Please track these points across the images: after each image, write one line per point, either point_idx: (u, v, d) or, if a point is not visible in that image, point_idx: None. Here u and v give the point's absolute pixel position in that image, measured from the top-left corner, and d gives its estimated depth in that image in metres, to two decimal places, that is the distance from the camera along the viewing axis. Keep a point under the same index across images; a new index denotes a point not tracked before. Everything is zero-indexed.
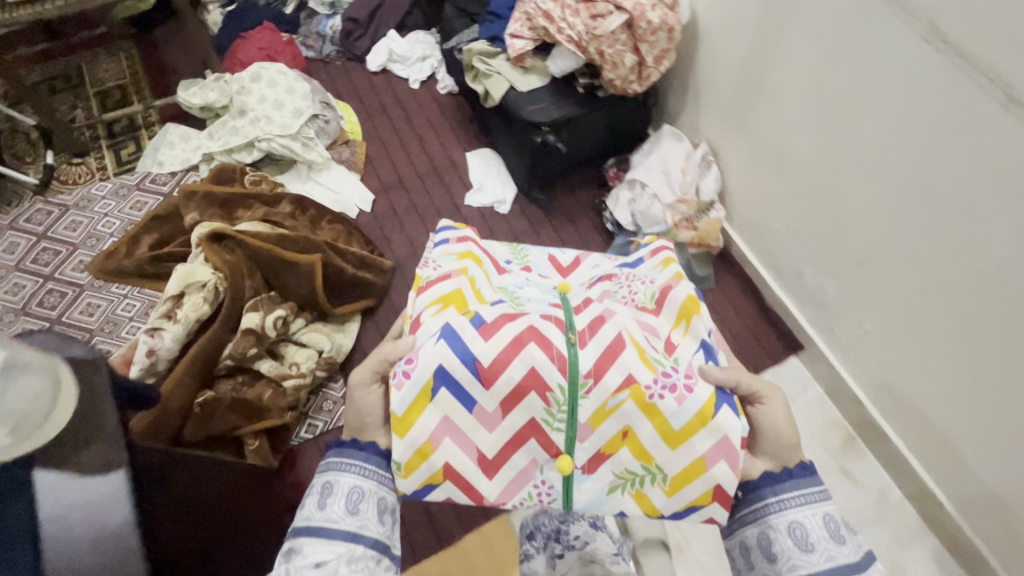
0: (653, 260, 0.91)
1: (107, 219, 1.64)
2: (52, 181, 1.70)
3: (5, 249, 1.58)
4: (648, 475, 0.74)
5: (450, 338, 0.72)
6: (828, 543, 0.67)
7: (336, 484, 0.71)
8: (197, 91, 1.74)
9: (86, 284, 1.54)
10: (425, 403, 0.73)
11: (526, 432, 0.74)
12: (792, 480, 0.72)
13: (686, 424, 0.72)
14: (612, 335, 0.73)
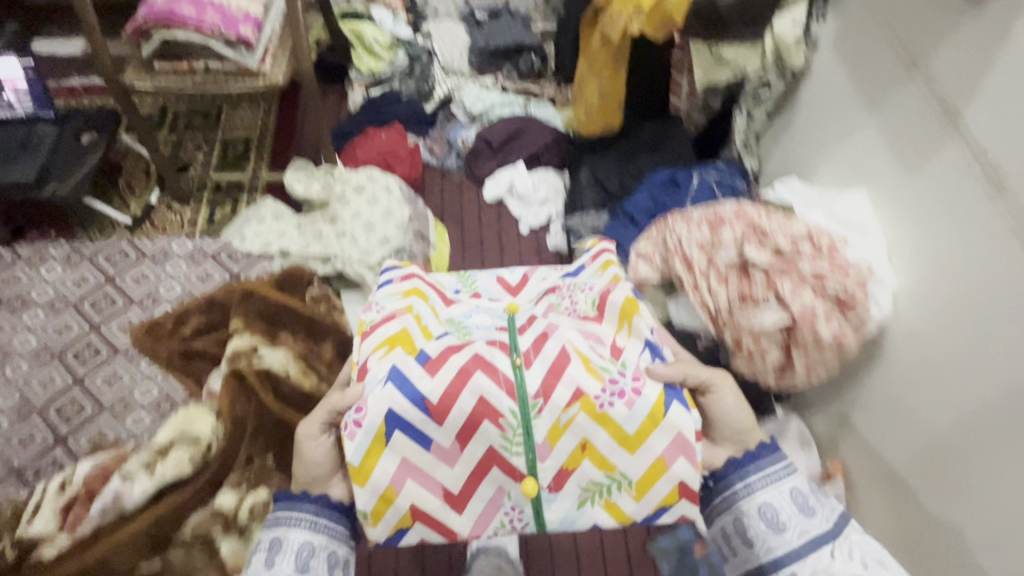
0: (592, 267, 1.11)
1: (171, 282, 1.59)
2: (145, 221, 1.69)
3: (74, 282, 1.57)
4: (613, 484, 0.92)
5: (398, 381, 0.90)
6: (798, 519, 0.89)
7: (286, 542, 0.93)
8: (302, 179, 1.65)
9: (120, 350, 1.48)
10: (382, 448, 0.90)
11: (488, 459, 0.91)
12: (760, 466, 0.94)
13: (640, 430, 0.90)
14: (557, 353, 0.91)
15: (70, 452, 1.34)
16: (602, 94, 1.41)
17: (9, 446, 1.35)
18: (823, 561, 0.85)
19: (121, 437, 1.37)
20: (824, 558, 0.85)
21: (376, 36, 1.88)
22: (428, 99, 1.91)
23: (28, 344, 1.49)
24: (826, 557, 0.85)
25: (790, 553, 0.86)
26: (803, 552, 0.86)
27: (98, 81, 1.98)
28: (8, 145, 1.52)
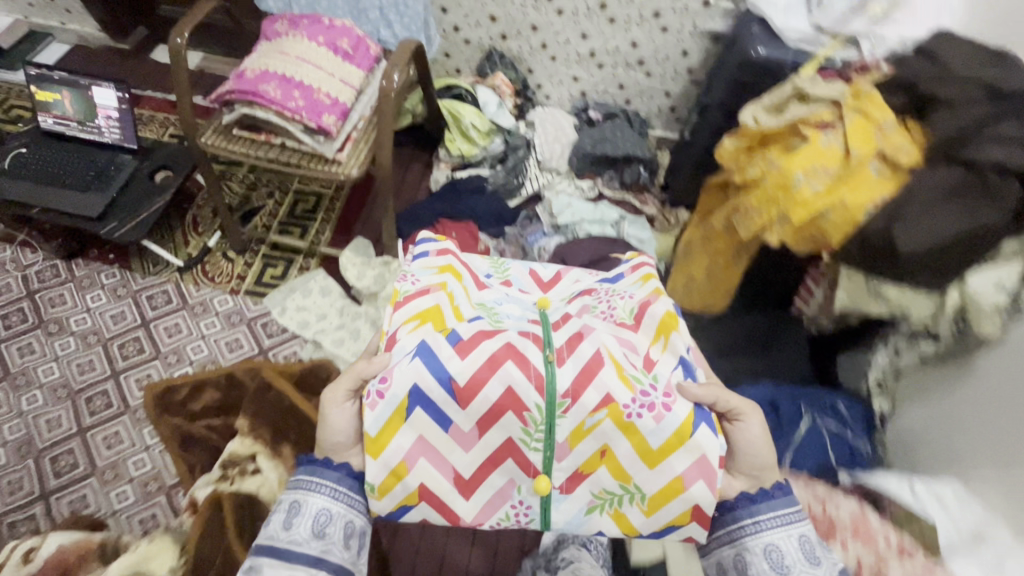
0: (634, 275, 0.98)
1: (200, 342, 1.51)
2: (196, 265, 1.63)
3: (112, 316, 1.53)
4: (627, 498, 0.80)
5: (427, 358, 0.78)
6: (803, 565, 0.77)
7: (303, 507, 0.81)
8: (357, 263, 1.54)
9: (129, 409, 1.41)
10: (399, 422, 0.79)
11: (503, 452, 0.80)
12: (772, 505, 0.81)
13: (665, 445, 0.78)
14: (592, 352, 0.78)
15: (47, 514, 1.28)
16: (710, 277, 1.17)
17: None
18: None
19: (99, 511, 1.29)
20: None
21: (472, 121, 1.67)
22: (514, 193, 1.72)
23: (49, 376, 1.44)
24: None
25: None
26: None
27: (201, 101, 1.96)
28: (85, 170, 1.49)
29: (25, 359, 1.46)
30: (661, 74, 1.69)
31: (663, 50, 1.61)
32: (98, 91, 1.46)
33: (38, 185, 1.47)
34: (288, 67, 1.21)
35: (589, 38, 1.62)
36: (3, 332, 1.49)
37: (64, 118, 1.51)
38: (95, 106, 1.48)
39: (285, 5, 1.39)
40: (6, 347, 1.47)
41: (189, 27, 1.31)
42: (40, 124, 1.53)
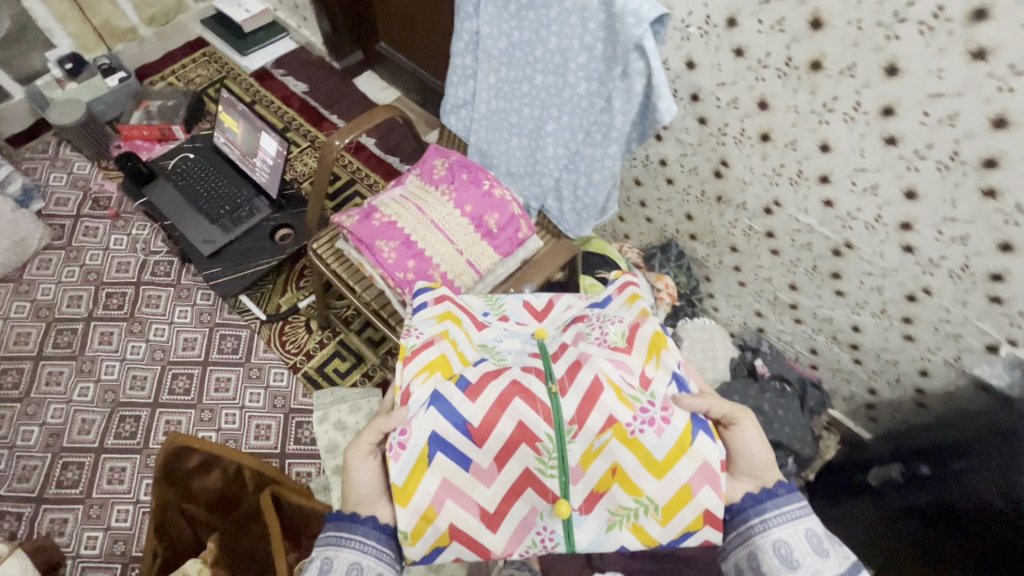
0: (620, 297, 0.87)
1: (236, 414, 1.43)
2: (278, 322, 1.55)
3: (185, 341, 1.52)
4: (644, 511, 0.70)
5: (440, 405, 0.71)
6: (814, 560, 0.68)
7: (334, 560, 0.71)
8: None
9: (145, 451, 1.37)
10: (421, 467, 0.70)
11: (521, 481, 0.71)
12: (778, 503, 0.72)
13: (669, 454, 0.69)
14: (591, 381, 0.71)
15: (31, 521, 1.29)
16: None
17: (11, 468, 1.34)
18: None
19: (68, 545, 1.27)
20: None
21: None
22: None
23: (107, 375, 1.46)
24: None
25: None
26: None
27: (371, 144, 1.86)
28: (222, 201, 1.47)
29: (99, 346, 1.50)
30: (876, 370, 1.23)
31: (893, 353, 1.16)
32: (265, 137, 1.40)
33: (183, 200, 1.49)
34: (416, 228, 1.04)
35: (797, 290, 1.23)
36: (99, 310, 1.55)
37: (232, 143, 1.50)
38: (257, 146, 1.44)
39: (465, 128, 1.24)
40: (94, 327, 1.52)
41: (354, 135, 1.21)
42: (214, 138, 1.55)
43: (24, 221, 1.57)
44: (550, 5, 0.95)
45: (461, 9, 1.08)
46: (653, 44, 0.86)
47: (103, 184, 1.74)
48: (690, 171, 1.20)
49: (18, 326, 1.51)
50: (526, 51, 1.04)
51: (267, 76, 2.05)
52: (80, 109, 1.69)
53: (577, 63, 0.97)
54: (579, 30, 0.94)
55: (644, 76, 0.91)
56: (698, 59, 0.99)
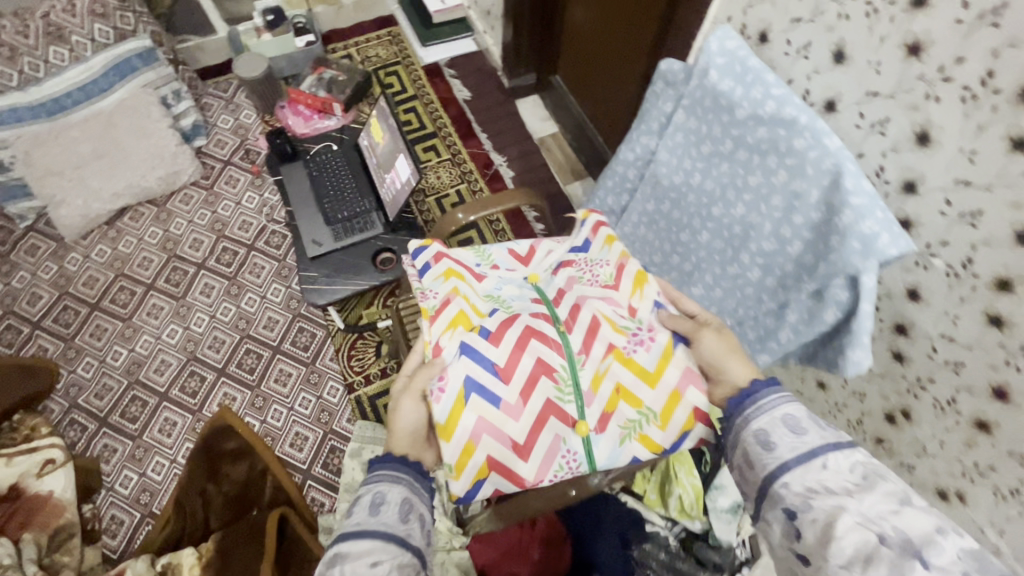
0: (599, 240, 0.91)
1: (282, 412, 1.44)
2: (353, 334, 1.52)
3: (268, 320, 1.55)
4: (647, 422, 0.76)
5: (471, 354, 0.76)
6: (790, 439, 0.60)
7: (388, 493, 0.66)
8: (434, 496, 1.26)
9: (196, 415, 1.43)
10: (458, 408, 0.74)
11: (541, 406, 0.76)
12: (756, 397, 0.65)
13: (658, 366, 0.77)
14: (591, 318, 0.80)
15: (90, 438, 1.40)
16: None
17: (93, 381, 1.46)
18: (815, 473, 0.56)
19: (108, 475, 1.37)
20: (813, 471, 0.56)
21: (680, 490, 1.15)
22: None
23: (195, 326, 1.54)
24: (816, 471, 0.56)
25: (779, 468, 0.58)
26: (792, 468, 0.57)
27: (507, 176, 1.81)
28: (342, 206, 1.44)
29: (198, 296, 1.58)
30: None
31: None
32: (401, 159, 1.32)
33: (311, 192, 1.49)
34: None
35: None
36: (211, 261, 1.63)
37: (372, 150, 1.45)
38: (392, 165, 1.37)
39: None
40: (201, 275, 1.61)
41: (495, 210, 1.10)
42: (359, 139, 1.52)
43: (183, 156, 1.68)
44: (753, 169, 0.75)
45: (644, 121, 0.91)
46: (873, 284, 0.63)
47: (258, 139, 1.82)
48: (852, 392, 0.93)
49: (146, 250, 1.64)
50: (701, 200, 0.84)
51: (436, 73, 2.00)
52: (263, 64, 1.76)
53: (759, 247, 0.76)
54: (778, 215, 0.73)
55: (842, 309, 0.67)
56: (927, 295, 0.73)
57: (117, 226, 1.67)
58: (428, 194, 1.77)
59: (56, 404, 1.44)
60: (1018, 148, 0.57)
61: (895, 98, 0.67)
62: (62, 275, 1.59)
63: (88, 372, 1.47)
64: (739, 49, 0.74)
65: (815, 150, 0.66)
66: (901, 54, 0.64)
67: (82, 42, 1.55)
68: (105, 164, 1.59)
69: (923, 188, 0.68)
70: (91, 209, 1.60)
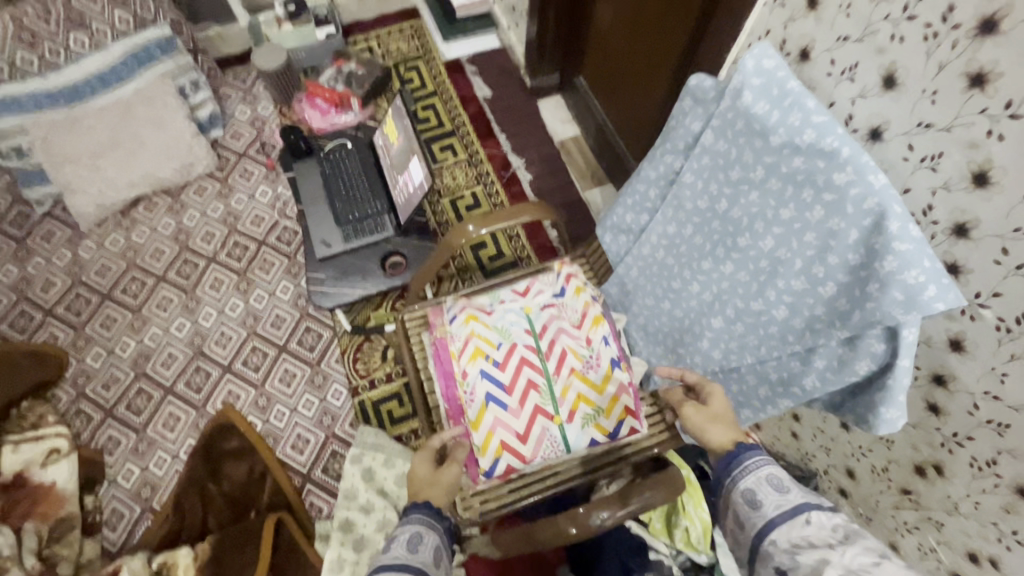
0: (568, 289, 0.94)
1: (285, 413, 1.42)
2: (359, 336, 1.50)
3: (276, 317, 1.53)
4: (600, 415, 0.86)
5: (489, 381, 0.86)
6: (775, 497, 0.64)
7: (426, 536, 0.72)
8: None
9: (200, 411, 1.42)
10: (479, 421, 0.84)
11: (531, 410, 0.85)
12: (738, 459, 0.70)
13: (604, 377, 0.87)
14: (558, 350, 0.88)
15: (95, 429, 1.40)
16: None
17: (101, 372, 1.46)
18: (801, 530, 0.59)
19: (111, 467, 1.36)
20: (797, 526, 0.59)
21: (687, 523, 1.10)
22: None
23: (203, 321, 1.53)
24: (800, 527, 0.59)
25: (765, 526, 0.62)
26: (778, 526, 0.61)
27: (525, 180, 1.76)
28: (354, 206, 1.41)
29: (208, 290, 1.57)
30: None
31: None
32: (416, 162, 1.28)
33: (324, 190, 1.46)
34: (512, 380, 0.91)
35: None
36: (222, 255, 1.61)
37: (386, 150, 1.42)
38: (405, 167, 1.33)
39: (617, 254, 1.00)
40: (212, 269, 1.59)
41: (512, 224, 1.04)
42: (374, 138, 1.48)
43: (198, 147, 1.67)
44: (785, 202, 0.69)
45: (669, 139, 0.85)
46: (915, 337, 0.58)
47: (274, 132, 1.79)
48: (879, 438, 0.87)
49: (158, 241, 1.63)
50: (726, 228, 0.79)
51: (457, 70, 1.95)
52: (281, 56, 1.72)
53: (787, 284, 0.70)
54: (810, 253, 0.67)
55: (877, 362, 0.62)
56: (971, 347, 0.67)
57: (132, 216, 1.67)
58: (443, 195, 1.73)
59: (63, 393, 1.44)
60: None
61: (950, 132, 0.60)
62: (76, 263, 1.59)
63: (96, 362, 1.47)
64: (777, 69, 0.67)
65: (857, 188, 0.60)
66: (962, 84, 0.58)
67: (102, 29, 1.53)
68: (121, 154, 1.58)
69: (977, 233, 0.61)
70: (106, 198, 1.59)
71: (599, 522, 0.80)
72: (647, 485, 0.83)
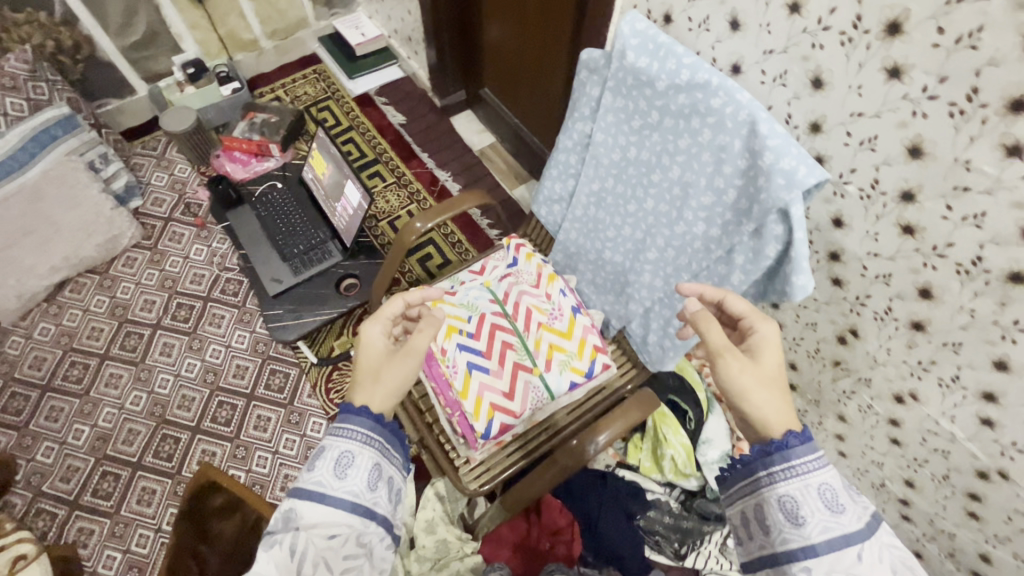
0: (519, 256, 1.03)
1: (266, 458, 1.40)
2: (327, 367, 1.50)
3: (237, 368, 1.51)
4: (573, 356, 0.94)
5: (465, 350, 0.93)
6: (823, 516, 0.62)
7: (357, 457, 0.70)
8: (437, 513, 1.20)
9: (176, 478, 1.37)
10: (464, 387, 0.91)
11: (511, 368, 0.93)
12: (789, 456, 0.66)
13: (569, 324, 0.96)
14: (522, 308, 0.97)
15: (62, 525, 1.32)
16: None
17: (57, 465, 1.38)
18: (845, 562, 0.60)
19: (88, 559, 1.28)
20: (845, 561, 0.60)
21: (672, 451, 1.21)
22: (660, 551, 1.22)
23: (160, 388, 1.48)
24: (851, 561, 0.60)
25: (805, 550, 0.62)
26: (820, 553, 0.61)
27: (455, 190, 1.86)
28: (296, 240, 1.44)
29: (159, 357, 1.52)
30: None
31: None
32: (350, 184, 1.34)
33: (263, 232, 1.49)
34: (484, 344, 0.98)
35: (914, 489, 1.02)
36: (166, 319, 1.58)
37: (318, 182, 1.47)
38: (341, 193, 1.38)
39: (555, 223, 1.11)
40: (159, 335, 1.55)
41: (452, 214, 1.15)
42: (303, 174, 1.53)
43: (119, 219, 1.63)
44: (681, 134, 0.82)
45: (576, 109, 0.97)
46: (802, 212, 0.71)
47: (196, 191, 1.79)
48: (805, 324, 1.02)
49: (94, 320, 1.57)
50: (640, 170, 0.92)
51: (368, 103, 2.04)
52: (191, 116, 1.73)
53: (699, 202, 0.84)
54: (711, 169, 0.80)
55: (781, 242, 0.75)
56: (849, 220, 0.82)
57: (58, 301, 1.60)
58: (379, 218, 1.79)
59: (18, 497, 1.34)
60: (894, 76, 0.66)
61: (788, 53, 0.76)
62: (4, 361, 1.50)
63: (48, 457, 1.39)
64: (649, 29, 0.81)
65: (731, 106, 0.74)
66: (785, 13, 0.73)
67: None
68: (35, 240, 1.51)
69: (827, 126, 0.77)
70: (26, 287, 1.52)
71: (595, 448, 0.89)
72: (626, 406, 0.93)
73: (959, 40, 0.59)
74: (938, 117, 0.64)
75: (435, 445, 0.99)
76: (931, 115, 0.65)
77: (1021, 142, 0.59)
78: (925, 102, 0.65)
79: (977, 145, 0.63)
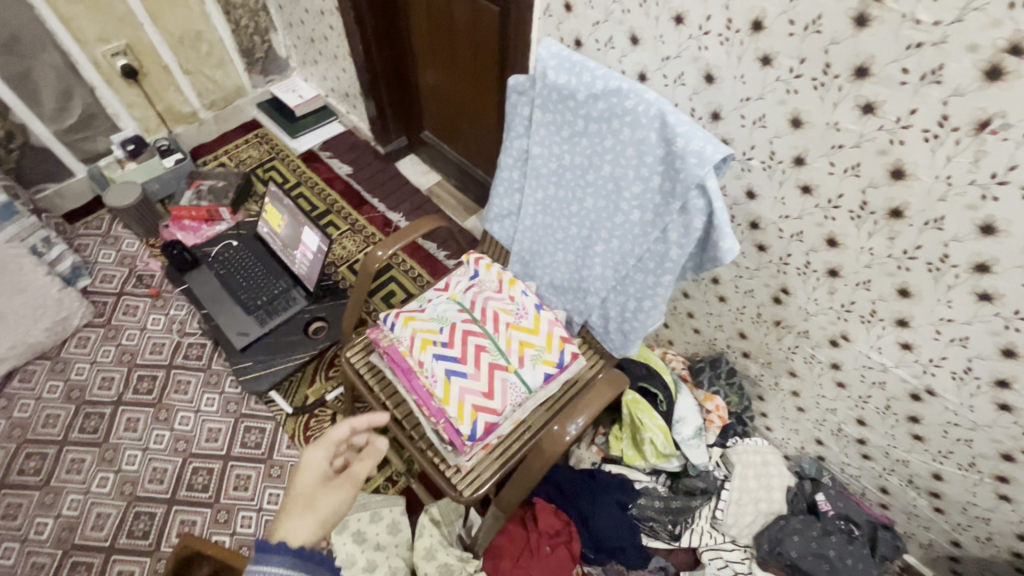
0: (479, 267, 1.11)
1: (250, 518, 1.36)
2: (304, 416, 1.49)
3: (209, 431, 1.47)
4: (543, 349, 1.00)
5: (442, 358, 0.98)
6: None
7: None
8: (435, 538, 1.20)
9: (155, 555, 1.30)
10: (445, 392, 0.95)
11: (488, 368, 0.98)
12: None
13: (534, 321, 1.03)
14: (490, 312, 1.03)
15: None
16: None
17: (19, 566, 1.29)
18: None
19: None
20: None
21: (650, 434, 1.27)
22: (656, 536, 1.27)
23: (128, 466, 1.42)
24: None
25: None
26: None
27: None
28: (259, 292, 1.46)
29: (124, 433, 1.47)
30: (962, 523, 1.09)
31: (983, 509, 1.03)
32: (307, 232, 1.37)
33: (224, 290, 1.50)
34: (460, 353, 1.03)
35: (866, 426, 1.12)
36: (128, 394, 1.53)
37: (274, 235, 1.50)
38: (299, 240, 1.41)
39: (508, 237, 1.20)
40: (121, 411, 1.50)
41: (410, 239, 1.22)
42: (258, 229, 1.56)
43: (68, 299, 1.59)
44: (606, 134, 0.94)
45: (512, 129, 1.07)
46: (716, 184, 0.82)
47: (148, 262, 1.78)
48: (744, 293, 1.13)
49: (49, 407, 1.50)
50: (576, 173, 1.02)
51: (314, 159, 2.11)
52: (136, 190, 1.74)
53: (631, 192, 0.94)
54: (635, 161, 0.92)
55: (705, 213, 0.85)
56: (759, 190, 0.94)
57: (7, 392, 1.53)
58: (338, 264, 1.83)
59: None
60: (766, 63, 0.79)
61: (681, 57, 0.89)
62: None
63: (9, 558, 1.30)
64: (563, 51, 0.93)
65: (641, 104, 0.86)
66: (672, 25, 0.86)
67: None
68: None
69: (725, 113, 0.90)
70: None
71: (576, 429, 0.94)
72: (597, 386, 1.00)
73: (807, 27, 0.73)
74: (806, 91, 0.78)
75: (425, 461, 1.02)
76: (801, 91, 0.78)
77: (871, 101, 0.73)
78: (794, 80, 0.78)
79: (840, 108, 0.76)
